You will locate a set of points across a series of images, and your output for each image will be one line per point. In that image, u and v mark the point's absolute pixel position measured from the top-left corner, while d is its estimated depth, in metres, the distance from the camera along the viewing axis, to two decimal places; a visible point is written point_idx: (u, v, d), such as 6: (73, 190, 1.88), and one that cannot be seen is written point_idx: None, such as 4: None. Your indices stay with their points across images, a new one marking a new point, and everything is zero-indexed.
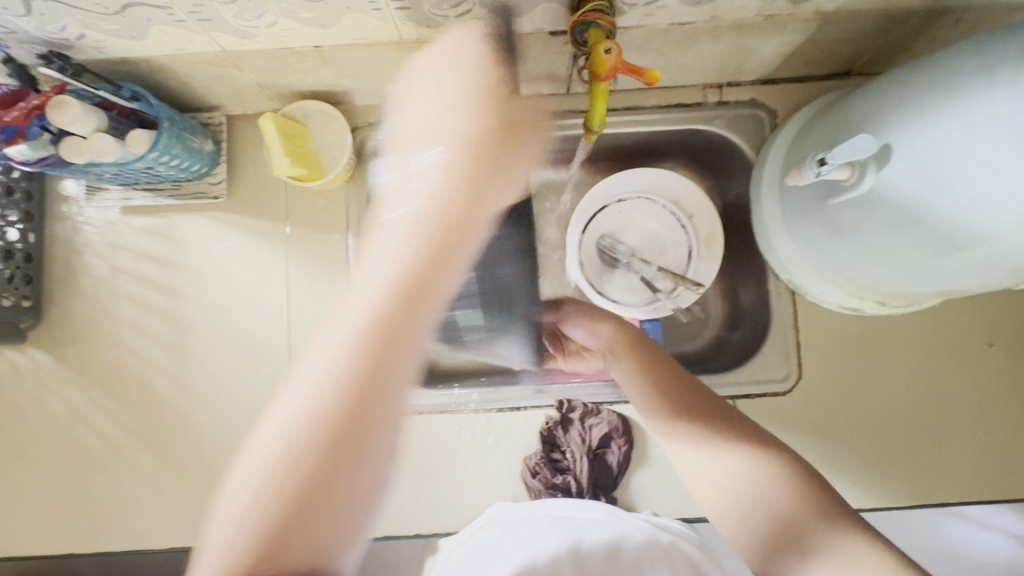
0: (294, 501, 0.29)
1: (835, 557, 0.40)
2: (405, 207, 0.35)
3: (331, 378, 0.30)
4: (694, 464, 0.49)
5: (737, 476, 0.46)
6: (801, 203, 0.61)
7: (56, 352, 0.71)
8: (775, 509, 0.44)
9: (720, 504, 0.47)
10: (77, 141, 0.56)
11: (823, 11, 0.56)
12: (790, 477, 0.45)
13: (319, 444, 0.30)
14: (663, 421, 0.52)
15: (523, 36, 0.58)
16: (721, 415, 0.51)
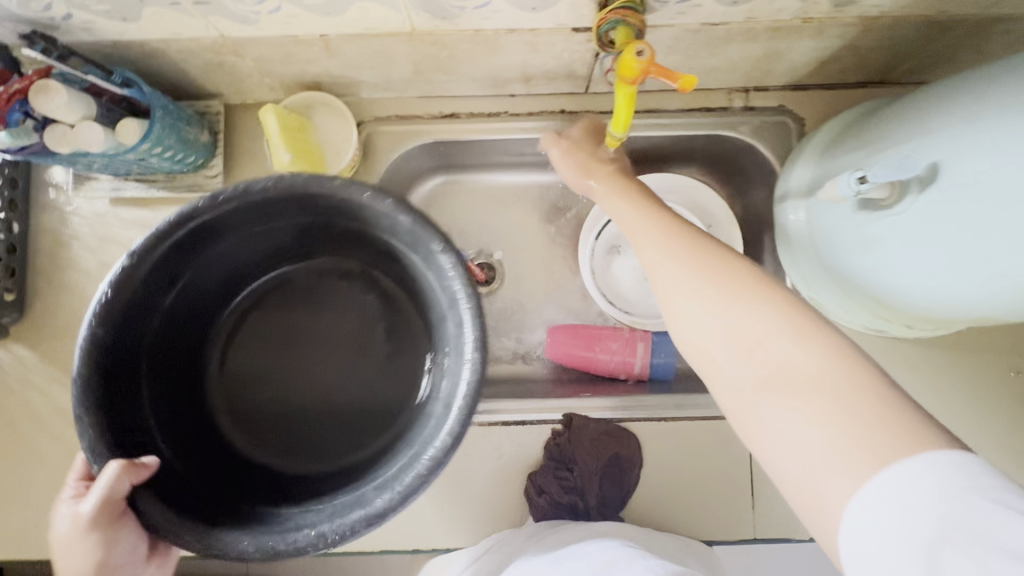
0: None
1: (824, 397, 0.35)
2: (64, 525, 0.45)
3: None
4: (681, 283, 0.45)
5: (740, 351, 0.40)
6: (830, 221, 0.58)
7: (39, 349, 0.67)
8: (762, 335, 0.39)
9: (721, 380, 0.41)
10: (63, 130, 0.52)
11: (866, 16, 0.53)
12: (789, 321, 0.39)
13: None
14: (653, 250, 0.48)
15: (543, 32, 0.54)
16: (739, 267, 0.44)
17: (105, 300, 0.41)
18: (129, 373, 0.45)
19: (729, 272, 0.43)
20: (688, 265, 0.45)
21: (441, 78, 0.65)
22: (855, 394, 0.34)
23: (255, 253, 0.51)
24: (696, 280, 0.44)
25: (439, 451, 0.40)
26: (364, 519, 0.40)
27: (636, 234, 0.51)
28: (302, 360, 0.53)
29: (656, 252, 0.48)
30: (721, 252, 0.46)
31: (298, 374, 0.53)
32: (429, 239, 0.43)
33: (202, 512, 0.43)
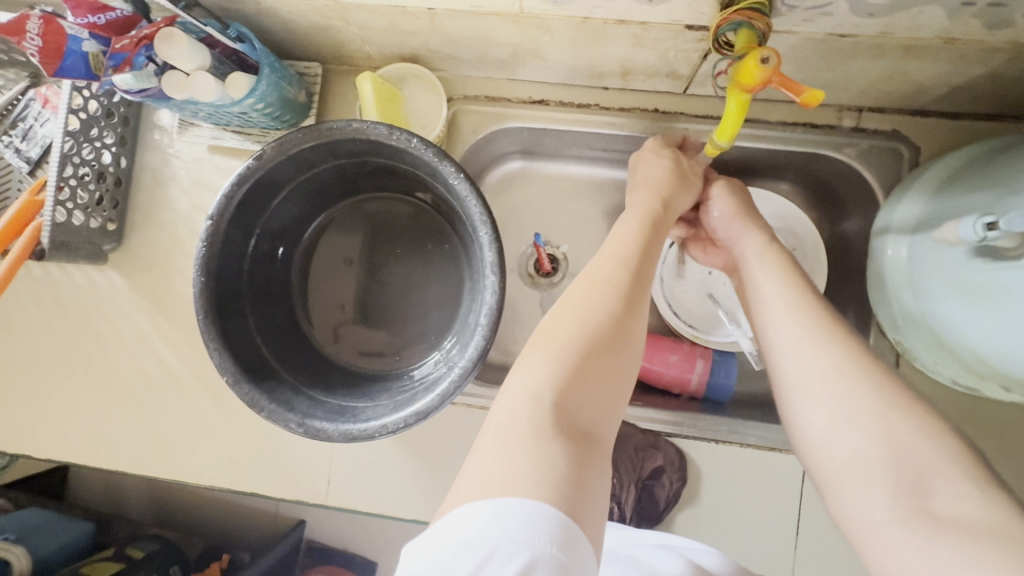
0: (589, 343, 0.40)
1: (979, 536, 0.32)
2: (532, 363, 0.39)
3: (626, 258, 0.46)
4: (823, 380, 0.42)
5: (880, 465, 0.38)
6: (941, 264, 0.53)
7: (131, 277, 0.72)
8: (921, 470, 0.37)
9: (850, 499, 0.39)
10: (180, 78, 0.55)
11: (1021, 42, 0.47)
12: (953, 458, 0.37)
13: (604, 327, 0.41)
14: (794, 333, 0.45)
15: (654, 26, 0.52)
16: (851, 340, 0.44)
17: (205, 251, 0.55)
18: (233, 306, 0.60)
19: (880, 383, 0.40)
20: (814, 351, 0.44)
21: (538, 63, 0.64)
22: (1017, 537, 0.31)
23: (302, 204, 0.67)
24: (853, 389, 0.41)
25: (470, 363, 0.53)
26: (414, 415, 0.54)
27: (772, 302, 0.48)
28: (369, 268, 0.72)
29: (782, 328, 0.46)
30: (865, 352, 0.43)
31: (367, 279, 0.72)
32: (444, 166, 0.54)
33: (311, 385, 0.62)
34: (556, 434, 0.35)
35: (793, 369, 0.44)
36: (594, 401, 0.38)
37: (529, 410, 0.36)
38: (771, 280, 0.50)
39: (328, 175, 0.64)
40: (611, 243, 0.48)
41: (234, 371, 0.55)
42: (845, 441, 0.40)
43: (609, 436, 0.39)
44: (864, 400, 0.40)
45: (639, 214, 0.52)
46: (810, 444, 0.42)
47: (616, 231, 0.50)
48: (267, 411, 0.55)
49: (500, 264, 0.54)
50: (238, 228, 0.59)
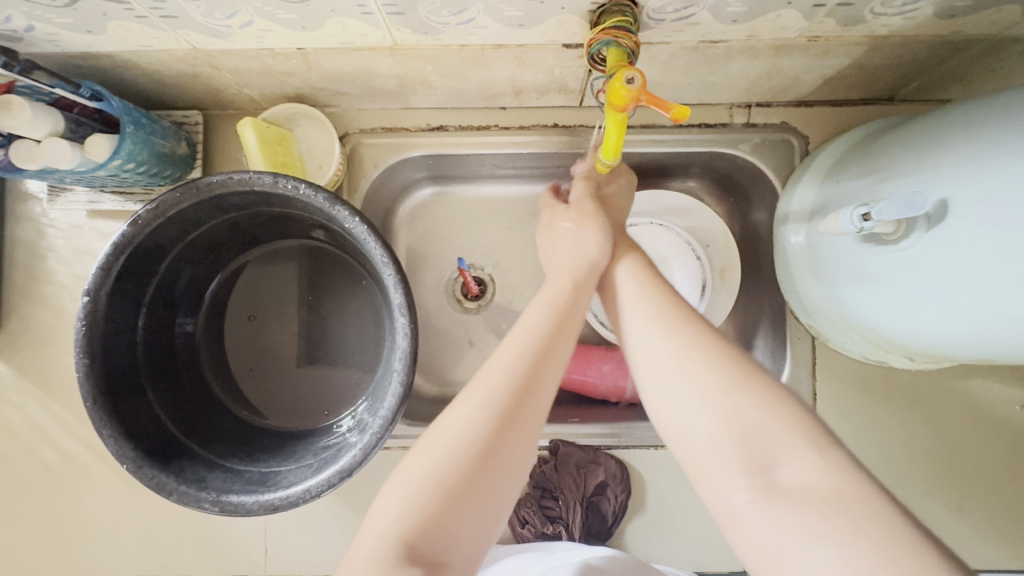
0: (457, 475, 0.39)
1: (824, 509, 0.33)
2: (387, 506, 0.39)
3: (515, 364, 0.43)
4: (673, 366, 0.42)
5: (729, 444, 0.38)
6: (830, 250, 0.56)
7: (15, 363, 0.66)
8: (767, 443, 0.37)
9: (709, 487, 0.39)
10: (29, 146, 0.50)
11: (876, 35, 0.50)
12: (794, 426, 0.38)
13: (475, 454, 0.39)
14: (642, 325, 0.45)
15: (532, 47, 0.51)
16: (693, 320, 0.44)
17: (84, 331, 0.50)
18: (128, 385, 0.55)
19: (721, 361, 0.41)
20: (659, 333, 0.44)
21: (428, 91, 0.62)
22: (853, 503, 0.33)
23: (197, 263, 0.63)
24: (701, 370, 0.41)
25: (390, 411, 0.51)
26: (338, 474, 0.51)
27: (626, 293, 0.49)
28: (280, 318, 0.72)
29: (636, 316, 0.46)
30: (708, 330, 0.44)
31: (279, 333, 0.72)
32: (337, 210, 0.51)
33: (228, 456, 0.58)
34: (399, 569, 0.36)
35: (645, 360, 0.44)
36: (449, 533, 0.38)
37: (376, 550, 0.37)
38: (619, 275, 0.51)
39: (224, 229, 0.61)
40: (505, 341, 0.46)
41: (133, 457, 0.50)
42: (698, 424, 0.40)
43: (469, 564, 0.38)
44: (709, 380, 0.40)
45: (547, 300, 0.49)
46: (668, 435, 0.42)
47: (522, 320, 0.47)
48: (177, 495, 0.51)
49: (410, 306, 0.51)
50: (119, 322, 0.54)
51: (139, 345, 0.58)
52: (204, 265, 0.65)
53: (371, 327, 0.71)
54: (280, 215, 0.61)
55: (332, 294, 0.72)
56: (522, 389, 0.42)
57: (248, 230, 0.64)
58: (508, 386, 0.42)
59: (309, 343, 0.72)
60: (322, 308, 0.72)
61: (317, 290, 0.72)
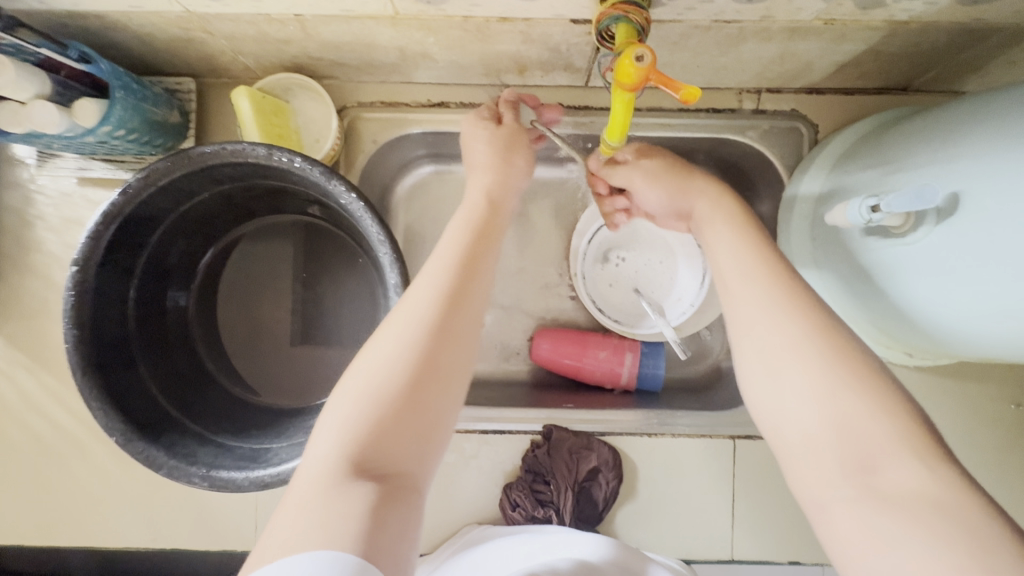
0: (397, 389, 0.40)
1: (928, 518, 0.31)
2: (333, 419, 0.39)
3: (437, 281, 0.45)
4: (791, 364, 0.39)
5: (830, 443, 0.36)
6: (834, 242, 0.55)
7: (4, 331, 0.65)
8: (867, 446, 0.35)
9: (798, 471, 0.38)
10: (14, 109, 0.48)
11: (895, 20, 0.48)
12: (901, 434, 0.35)
13: (413, 365, 0.41)
14: (750, 307, 0.42)
15: (539, 22, 0.49)
16: (809, 305, 0.41)
17: (72, 302, 0.49)
18: (118, 358, 0.54)
19: (834, 357, 0.38)
20: (776, 315, 0.41)
21: (430, 64, 0.60)
22: (956, 519, 0.31)
23: (189, 235, 0.61)
24: (807, 369, 0.38)
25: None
26: None
27: (727, 264, 0.46)
28: (277, 293, 0.71)
29: (742, 283, 0.44)
30: (827, 322, 0.40)
31: (281, 307, 0.71)
32: (333, 184, 0.50)
33: (218, 431, 0.58)
34: (352, 479, 0.36)
35: (749, 343, 0.42)
36: (394, 445, 0.38)
37: (323, 463, 0.37)
38: (724, 246, 0.47)
39: (217, 201, 0.59)
40: (431, 261, 0.47)
41: (122, 430, 0.50)
42: (797, 420, 0.38)
43: (415, 474, 0.39)
44: (814, 375, 0.38)
45: (466, 220, 0.51)
46: (764, 415, 0.40)
47: (441, 243, 0.49)
48: (167, 469, 0.50)
49: (406, 286, 0.50)
50: (110, 289, 0.53)
51: (128, 315, 0.56)
52: (198, 238, 0.63)
53: (366, 306, 0.71)
54: (276, 189, 0.60)
55: (327, 272, 0.71)
56: (452, 311, 0.44)
57: (243, 202, 0.63)
58: (439, 302, 0.44)
59: (303, 321, 0.71)
60: (317, 286, 0.71)
61: (313, 269, 0.71)
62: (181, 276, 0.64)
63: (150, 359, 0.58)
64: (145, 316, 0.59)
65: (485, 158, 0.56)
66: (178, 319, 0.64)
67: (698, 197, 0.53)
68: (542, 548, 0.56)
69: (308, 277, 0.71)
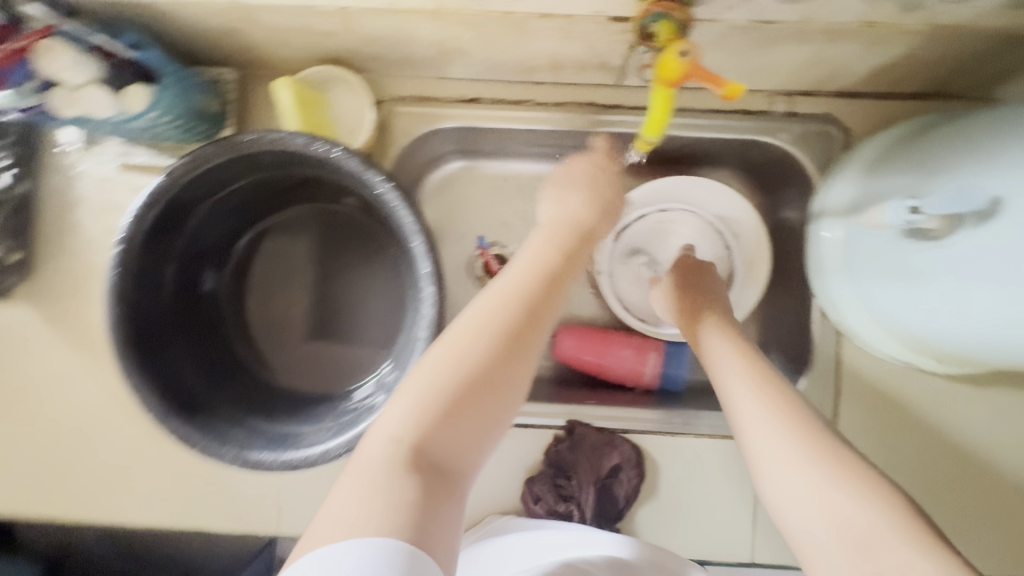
0: (462, 386, 0.40)
1: None
2: (395, 405, 0.40)
3: (520, 284, 0.46)
4: (779, 456, 0.41)
5: (830, 531, 0.36)
6: (867, 246, 0.55)
7: (43, 311, 0.66)
8: (861, 532, 0.35)
9: (811, 568, 0.37)
10: (67, 93, 0.50)
11: (936, 24, 0.48)
12: (900, 520, 0.34)
13: (482, 367, 0.41)
14: (743, 402, 0.45)
15: (578, 19, 0.50)
16: (801, 408, 0.43)
17: (116, 282, 0.51)
18: (157, 339, 0.55)
19: (816, 445, 0.40)
20: (767, 413, 0.43)
21: (465, 60, 0.61)
22: None
23: (225, 221, 0.63)
24: (797, 460, 0.40)
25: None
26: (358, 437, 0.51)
27: (723, 375, 0.48)
28: (292, 287, 0.72)
29: (736, 381, 0.47)
30: (817, 425, 0.42)
31: (296, 304, 0.72)
32: (369, 174, 0.51)
33: (248, 414, 0.59)
34: (410, 469, 0.37)
35: (745, 430, 0.44)
36: (450, 445, 0.39)
37: (384, 451, 0.38)
38: (720, 352, 0.50)
39: (254, 188, 0.61)
40: (509, 270, 0.48)
41: (158, 408, 0.51)
42: (801, 513, 0.38)
43: (464, 473, 0.40)
44: (805, 466, 0.39)
45: (554, 238, 0.52)
46: (773, 505, 0.41)
47: (528, 251, 0.50)
48: (201, 448, 0.52)
49: (438, 274, 0.51)
50: (152, 271, 0.55)
51: (165, 297, 0.58)
52: (234, 224, 0.65)
53: (391, 297, 0.71)
54: (311, 178, 0.61)
55: (352, 265, 0.72)
56: (529, 321, 0.44)
57: (278, 192, 0.64)
58: (520, 307, 0.44)
59: (330, 310, 0.72)
60: (342, 275, 0.72)
61: (340, 260, 0.72)
62: (214, 261, 0.65)
63: (184, 340, 0.60)
64: (182, 298, 0.60)
65: (581, 179, 0.59)
66: (211, 303, 0.66)
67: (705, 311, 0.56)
68: (564, 551, 0.53)
69: (335, 268, 0.72)
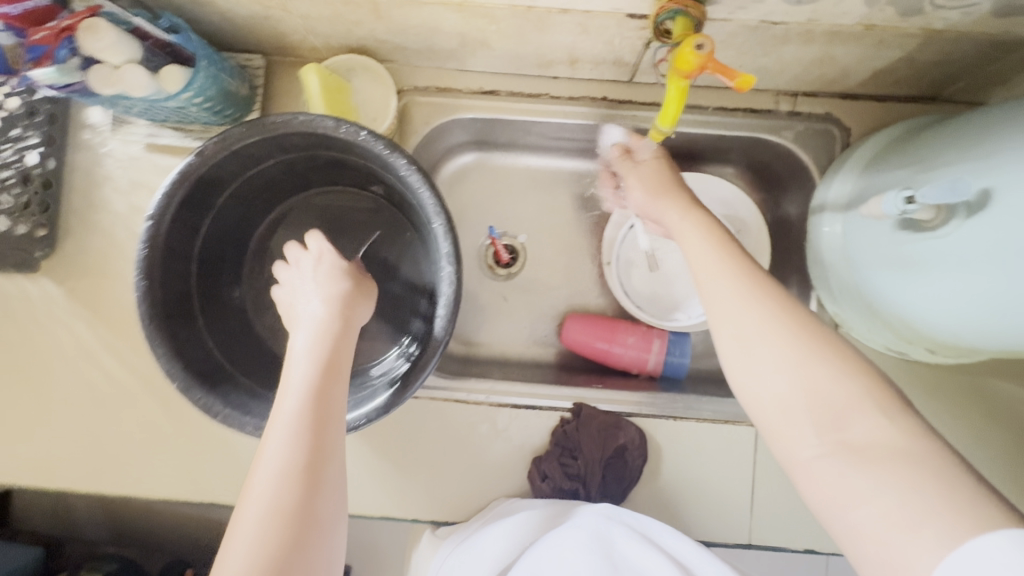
0: (287, 511, 0.39)
1: (898, 464, 0.34)
2: (246, 542, 0.38)
3: (304, 390, 0.44)
4: (758, 337, 0.41)
5: (805, 407, 0.38)
6: (865, 238, 0.57)
7: (67, 285, 0.68)
8: (837, 404, 0.37)
9: (779, 437, 0.39)
10: (108, 71, 0.52)
11: (932, 28, 0.51)
12: (867, 392, 0.37)
13: (298, 484, 0.40)
14: (725, 293, 0.44)
15: (598, 14, 0.53)
16: (773, 292, 0.43)
17: (145, 254, 0.53)
18: (181, 312, 0.57)
19: (799, 330, 0.40)
20: (748, 303, 0.42)
21: (485, 52, 0.64)
22: (925, 459, 0.33)
23: (248, 202, 0.65)
24: (778, 339, 0.40)
25: (429, 354, 0.52)
26: (377, 409, 0.53)
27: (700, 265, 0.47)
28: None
29: (718, 275, 0.45)
30: (789, 301, 0.42)
31: None
32: (394, 157, 0.53)
33: (267, 387, 0.61)
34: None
35: (720, 312, 0.44)
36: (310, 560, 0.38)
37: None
38: (696, 246, 0.49)
39: (277, 166, 0.62)
40: (296, 366, 0.46)
41: (183, 377, 0.53)
42: (772, 389, 0.40)
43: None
44: (786, 346, 0.40)
45: (315, 331, 0.48)
46: (741, 388, 0.42)
47: (299, 351, 0.47)
48: (223, 416, 0.53)
49: (457, 254, 0.53)
50: (180, 246, 0.57)
51: (191, 271, 0.60)
52: (255, 202, 0.66)
53: (409, 274, 0.71)
54: (334, 159, 0.62)
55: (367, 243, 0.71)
56: (320, 414, 0.43)
57: (300, 171, 0.65)
58: (309, 405, 0.43)
59: None
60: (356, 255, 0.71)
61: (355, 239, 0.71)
62: (235, 240, 0.67)
63: (206, 316, 0.61)
64: (204, 274, 0.62)
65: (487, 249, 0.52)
66: (231, 281, 0.68)
67: (671, 206, 0.54)
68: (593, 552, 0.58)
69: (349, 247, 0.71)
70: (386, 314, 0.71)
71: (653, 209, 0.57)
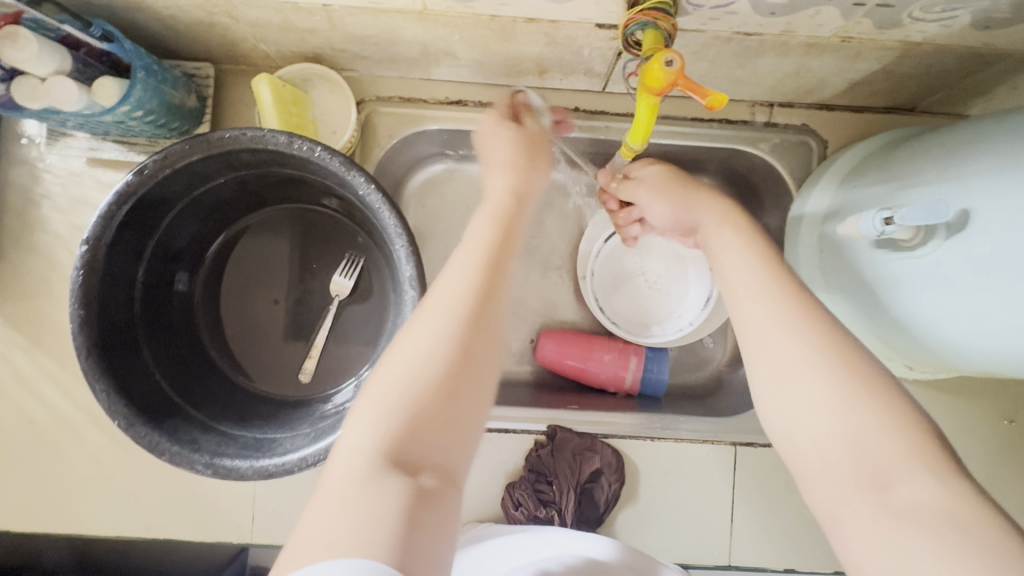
0: (429, 385, 0.39)
1: (945, 533, 0.31)
2: (362, 439, 0.37)
3: (464, 292, 0.43)
4: (800, 375, 0.39)
5: (847, 459, 0.36)
6: (844, 254, 0.56)
7: (3, 312, 0.63)
8: (882, 462, 0.35)
9: (815, 489, 0.37)
10: (33, 84, 0.47)
11: (909, 41, 0.50)
12: (913, 448, 0.35)
13: (451, 359, 0.40)
14: (760, 317, 0.42)
15: (565, 24, 0.50)
16: (815, 316, 0.41)
17: (80, 281, 0.48)
18: (123, 341, 0.53)
19: (847, 369, 0.38)
20: (784, 330, 0.40)
21: (450, 62, 0.61)
22: (975, 532, 0.31)
23: (199, 222, 0.61)
24: (818, 377, 0.38)
25: None
26: (336, 445, 0.50)
27: (735, 282, 0.45)
28: (269, 282, 0.68)
29: (753, 296, 0.43)
30: (831, 331, 0.40)
31: (270, 305, 0.68)
32: (352, 176, 0.50)
33: (221, 419, 0.57)
34: (388, 472, 0.35)
35: (758, 352, 0.41)
36: (429, 442, 0.38)
37: (353, 462, 0.36)
38: (733, 253, 0.47)
39: (230, 185, 0.59)
40: (459, 256, 0.46)
41: (125, 414, 0.49)
42: (807, 431, 0.38)
43: (452, 467, 0.38)
44: (827, 388, 0.37)
45: (491, 214, 0.49)
46: (775, 426, 0.40)
47: (467, 245, 0.47)
48: (170, 455, 0.49)
49: (420, 278, 0.50)
50: (120, 272, 0.53)
51: (134, 299, 0.56)
52: (208, 222, 0.63)
53: (374, 295, 0.68)
54: (289, 176, 0.59)
55: (331, 261, 0.69)
56: (485, 296, 0.43)
57: (254, 188, 0.62)
58: (484, 281, 0.44)
59: (309, 314, 0.68)
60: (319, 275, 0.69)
61: (318, 258, 0.69)
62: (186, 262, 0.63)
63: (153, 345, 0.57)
64: (149, 299, 0.58)
65: (505, 155, 0.54)
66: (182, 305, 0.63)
67: (705, 209, 0.52)
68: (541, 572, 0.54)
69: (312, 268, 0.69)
70: (350, 336, 0.68)
71: (676, 211, 0.55)
